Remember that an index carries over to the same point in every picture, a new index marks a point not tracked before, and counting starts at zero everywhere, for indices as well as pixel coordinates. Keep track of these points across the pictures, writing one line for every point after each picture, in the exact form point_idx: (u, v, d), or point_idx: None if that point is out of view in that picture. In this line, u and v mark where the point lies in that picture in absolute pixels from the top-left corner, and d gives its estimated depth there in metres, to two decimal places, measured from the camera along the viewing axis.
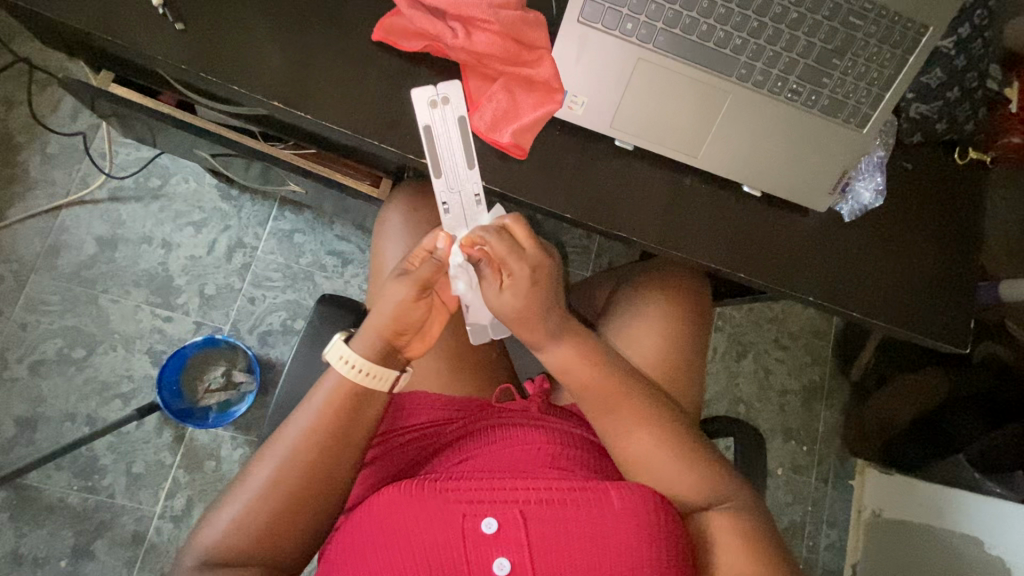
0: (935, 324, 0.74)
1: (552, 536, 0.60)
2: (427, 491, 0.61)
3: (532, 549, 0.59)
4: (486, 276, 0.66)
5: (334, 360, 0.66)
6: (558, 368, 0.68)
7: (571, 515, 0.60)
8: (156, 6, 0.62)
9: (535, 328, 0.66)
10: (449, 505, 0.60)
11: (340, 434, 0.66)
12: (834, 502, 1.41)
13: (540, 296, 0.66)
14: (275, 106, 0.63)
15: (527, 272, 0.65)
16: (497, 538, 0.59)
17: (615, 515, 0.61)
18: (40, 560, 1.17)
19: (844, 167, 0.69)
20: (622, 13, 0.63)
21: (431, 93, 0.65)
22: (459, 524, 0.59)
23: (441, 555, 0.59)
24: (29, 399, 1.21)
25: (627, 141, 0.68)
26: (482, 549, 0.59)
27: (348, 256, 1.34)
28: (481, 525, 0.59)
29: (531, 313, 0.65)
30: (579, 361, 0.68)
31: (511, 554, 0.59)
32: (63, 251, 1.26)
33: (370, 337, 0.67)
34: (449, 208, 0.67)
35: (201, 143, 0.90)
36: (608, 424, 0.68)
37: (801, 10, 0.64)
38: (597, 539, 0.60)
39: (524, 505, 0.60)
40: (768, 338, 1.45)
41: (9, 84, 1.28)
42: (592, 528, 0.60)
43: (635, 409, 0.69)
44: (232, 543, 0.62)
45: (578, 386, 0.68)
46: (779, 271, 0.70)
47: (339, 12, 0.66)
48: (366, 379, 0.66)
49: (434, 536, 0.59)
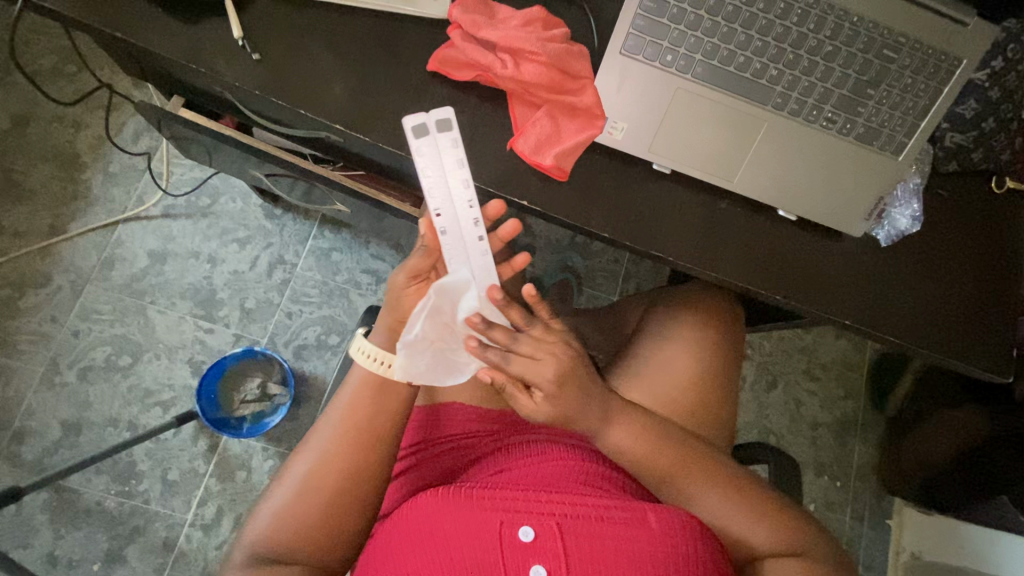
0: (979, 353, 0.73)
1: (589, 550, 0.61)
2: (464, 498, 0.63)
3: (568, 559, 0.60)
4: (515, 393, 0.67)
5: (353, 352, 0.70)
6: (617, 450, 0.70)
7: (607, 531, 0.61)
8: (235, 38, 0.68)
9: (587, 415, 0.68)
10: (487, 512, 0.62)
11: (373, 427, 0.67)
12: (870, 543, 1.36)
13: (575, 395, 0.67)
14: (338, 129, 0.69)
15: (546, 388, 0.66)
16: (534, 546, 0.60)
17: (652, 536, 0.62)
18: (74, 562, 1.20)
19: (879, 192, 0.70)
20: (662, 45, 0.67)
21: (421, 120, 0.67)
22: (496, 531, 0.61)
23: (477, 561, 0.59)
24: (77, 404, 1.27)
25: (664, 163, 0.70)
26: (519, 556, 0.60)
27: (381, 274, 1.38)
28: (519, 533, 0.61)
29: (573, 410, 0.67)
30: (635, 441, 0.70)
31: (546, 564, 0.60)
32: (116, 264, 1.33)
33: (390, 331, 0.71)
34: (446, 231, 0.70)
35: (254, 162, 0.96)
36: (673, 491, 0.70)
37: (836, 43, 0.66)
38: (632, 555, 0.61)
39: (562, 518, 0.61)
40: (798, 369, 1.43)
41: (80, 107, 1.38)
42: (627, 545, 0.61)
43: (693, 466, 0.70)
44: (277, 534, 0.64)
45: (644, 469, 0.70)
46: (824, 299, 0.71)
47: (396, 43, 0.71)
48: (380, 368, 0.69)
49: (471, 543, 0.60)
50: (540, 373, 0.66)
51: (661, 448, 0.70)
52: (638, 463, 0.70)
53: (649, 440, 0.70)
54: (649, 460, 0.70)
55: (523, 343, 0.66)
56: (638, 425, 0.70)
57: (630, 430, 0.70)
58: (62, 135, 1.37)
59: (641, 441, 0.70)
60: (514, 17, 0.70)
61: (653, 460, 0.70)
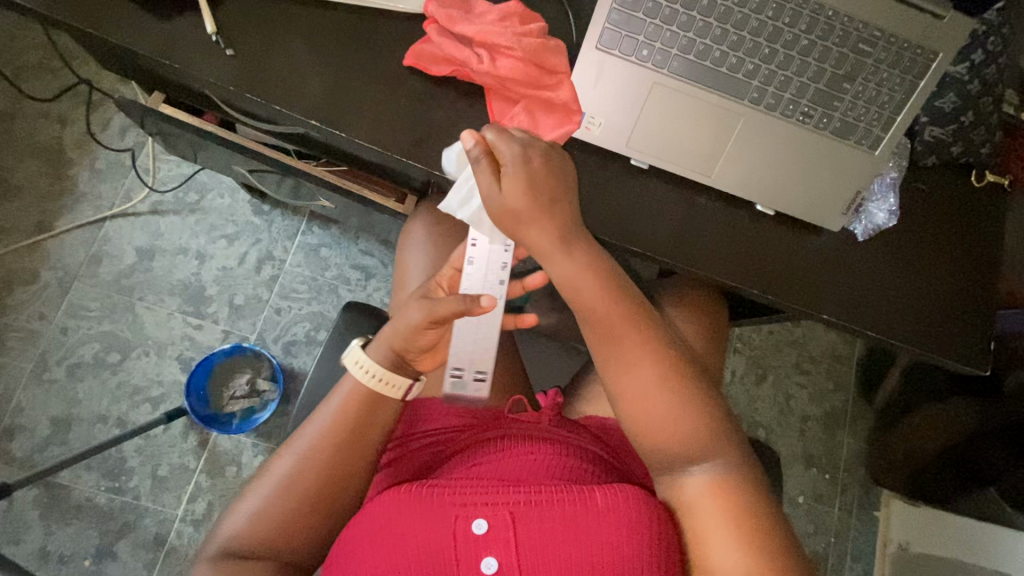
0: (955, 345, 0.74)
1: (541, 538, 0.61)
2: (420, 492, 0.63)
3: (519, 548, 0.60)
4: (481, 165, 0.60)
5: (350, 363, 0.69)
6: (565, 283, 0.62)
7: (559, 518, 0.61)
8: (210, 34, 0.68)
9: (533, 231, 0.61)
10: (442, 505, 0.62)
11: (359, 436, 0.68)
12: (858, 534, 1.37)
13: (541, 186, 0.59)
14: (313, 124, 0.68)
15: (516, 162, 0.58)
16: (487, 538, 0.61)
17: (602, 519, 0.61)
18: (65, 558, 1.21)
19: (856, 187, 0.70)
20: (638, 40, 0.67)
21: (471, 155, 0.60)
22: (451, 524, 0.61)
23: (434, 556, 0.61)
24: (66, 401, 1.27)
25: (642, 159, 0.70)
26: (472, 549, 0.60)
27: (371, 270, 1.38)
28: (472, 526, 0.61)
29: (529, 207, 0.59)
30: (587, 277, 0.62)
31: (499, 555, 0.60)
32: (104, 260, 1.33)
33: (385, 346, 0.69)
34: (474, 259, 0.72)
35: (238, 158, 0.95)
36: (611, 352, 0.63)
37: (812, 37, 0.66)
38: (583, 540, 0.60)
39: (515, 507, 0.61)
40: (787, 362, 1.43)
41: (66, 103, 1.38)
42: (578, 531, 0.61)
43: (647, 338, 0.63)
44: (254, 534, 0.64)
45: (589, 313, 0.63)
46: (791, 285, 0.71)
47: (373, 37, 0.71)
48: (379, 385, 0.68)
49: (427, 537, 0.61)
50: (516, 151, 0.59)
51: (618, 302, 0.63)
52: (590, 317, 0.63)
53: (601, 287, 0.62)
54: (602, 317, 0.63)
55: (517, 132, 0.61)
56: (597, 270, 0.62)
57: (587, 270, 0.62)
58: (48, 131, 1.37)
59: (598, 290, 0.62)
60: (492, 11, 0.70)
61: (599, 306, 0.62)
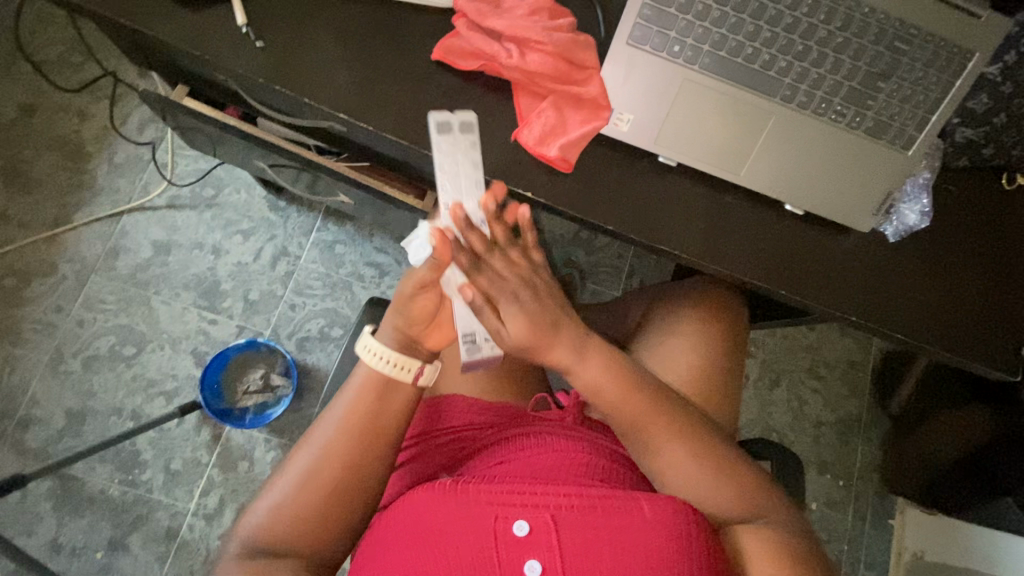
0: (989, 354, 0.72)
1: (583, 542, 0.60)
2: (459, 490, 0.63)
3: (562, 553, 0.59)
4: (486, 316, 0.63)
5: (361, 350, 0.69)
6: (590, 385, 0.67)
7: (600, 521, 0.60)
8: (240, 26, 0.68)
9: (554, 353, 0.65)
10: (482, 503, 0.62)
11: (380, 428, 0.67)
12: (872, 542, 1.34)
13: (546, 317, 0.64)
14: (341, 117, 0.68)
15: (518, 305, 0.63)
16: (530, 540, 0.60)
17: (643, 523, 0.60)
18: (77, 550, 1.21)
19: (888, 188, 0.69)
20: (669, 35, 0.66)
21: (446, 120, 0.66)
22: (491, 524, 0.61)
23: (473, 557, 0.60)
24: (80, 393, 1.28)
25: (670, 156, 0.69)
26: (514, 551, 0.60)
27: (385, 268, 1.38)
28: (514, 527, 0.60)
29: (542, 336, 0.64)
30: (610, 378, 0.67)
31: (541, 559, 0.59)
32: (121, 254, 1.34)
33: (394, 330, 0.70)
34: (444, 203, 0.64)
35: (259, 152, 0.95)
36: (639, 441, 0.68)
37: (846, 35, 0.65)
38: (626, 547, 0.59)
39: (556, 510, 0.61)
40: (802, 366, 1.42)
41: (87, 97, 1.39)
42: (621, 536, 0.60)
43: (668, 426, 0.68)
44: (277, 529, 0.63)
45: (616, 407, 0.68)
46: (826, 291, 0.71)
47: (401, 30, 0.71)
48: (391, 369, 0.68)
49: (467, 537, 0.60)
50: (509, 291, 0.64)
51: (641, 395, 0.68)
52: (615, 412, 0.68)
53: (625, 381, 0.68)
54: (629, 413, 0.68)
55: (493, 255, 0.65)
56: (614, 369, 0.68)
57: (608, 368, 0.67)
58: (67, 124, 1.37)
59: (619, 389, 0.67)
60: (521, 6, 0.70)
61: (624, 400, 0.68)
